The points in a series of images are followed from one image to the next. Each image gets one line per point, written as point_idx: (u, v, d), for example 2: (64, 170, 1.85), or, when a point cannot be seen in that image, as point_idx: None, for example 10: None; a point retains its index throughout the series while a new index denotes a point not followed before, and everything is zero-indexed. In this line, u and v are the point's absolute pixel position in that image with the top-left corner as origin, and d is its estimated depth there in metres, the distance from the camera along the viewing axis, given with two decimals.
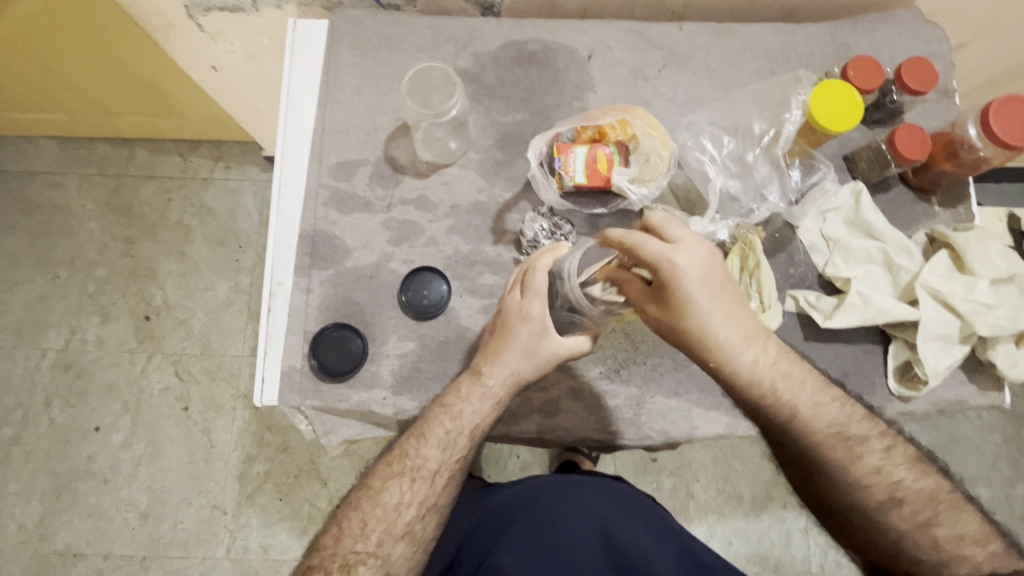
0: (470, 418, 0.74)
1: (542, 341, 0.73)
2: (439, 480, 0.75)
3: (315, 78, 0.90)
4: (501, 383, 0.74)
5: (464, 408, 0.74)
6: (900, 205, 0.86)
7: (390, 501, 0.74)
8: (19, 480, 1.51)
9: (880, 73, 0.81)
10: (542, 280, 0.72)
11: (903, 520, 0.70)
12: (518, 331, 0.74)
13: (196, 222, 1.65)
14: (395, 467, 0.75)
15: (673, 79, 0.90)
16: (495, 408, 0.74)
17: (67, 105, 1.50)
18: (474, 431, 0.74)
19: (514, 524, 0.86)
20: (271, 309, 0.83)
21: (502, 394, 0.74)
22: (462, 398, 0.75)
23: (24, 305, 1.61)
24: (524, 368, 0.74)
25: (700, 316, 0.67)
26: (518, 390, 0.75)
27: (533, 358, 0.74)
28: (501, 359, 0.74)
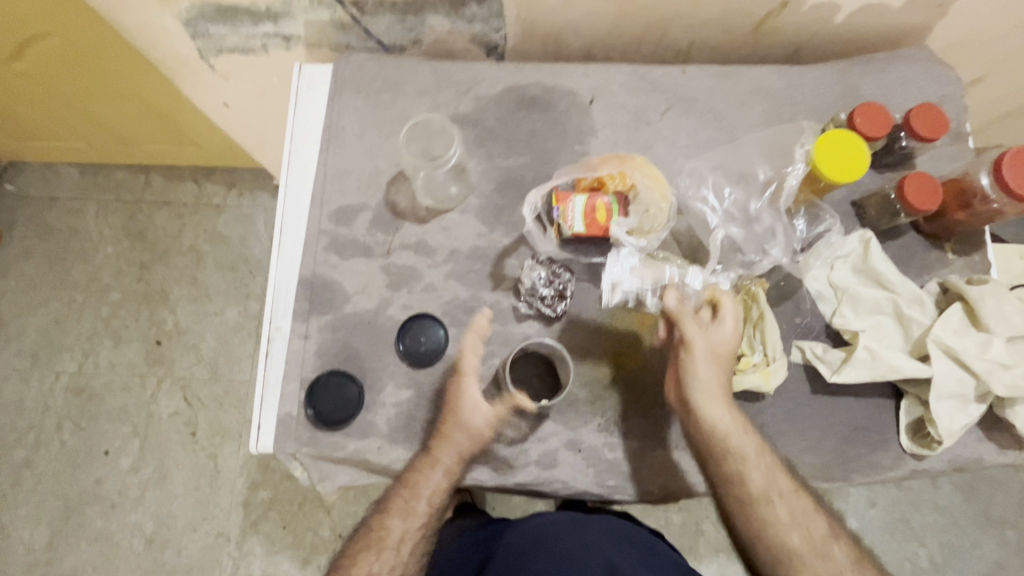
0: (428, 488, 0.75)
1: (483, 412, 0.76)
2: (405, 546, 0.76)
3: (318, 123, 0.91)
4: (451, 462, 0.75)
5: (424, 484, 0.75)
6: (911, 253, 0.84)
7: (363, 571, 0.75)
8: (28, 502, 1.53)
9: (886, 120, 0.79)
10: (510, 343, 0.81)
11: None
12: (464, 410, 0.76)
13: (208, 247, 1.68)
14: (365, 538, 0.76)
15: (676, 122, 0.89)
16: (452, 472, 0.75)
17: (88, 135, 1.54)
18: (432, 497, 0.75)
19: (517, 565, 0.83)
20: (269, 354, 0.83)
21: (456, 467, 0.76)
22: (418, 469, 0.76)
23: (40, 328, 1.64)
24: (471, 439, 0.75)
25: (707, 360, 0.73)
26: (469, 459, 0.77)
27: (478, 430, 0.76)
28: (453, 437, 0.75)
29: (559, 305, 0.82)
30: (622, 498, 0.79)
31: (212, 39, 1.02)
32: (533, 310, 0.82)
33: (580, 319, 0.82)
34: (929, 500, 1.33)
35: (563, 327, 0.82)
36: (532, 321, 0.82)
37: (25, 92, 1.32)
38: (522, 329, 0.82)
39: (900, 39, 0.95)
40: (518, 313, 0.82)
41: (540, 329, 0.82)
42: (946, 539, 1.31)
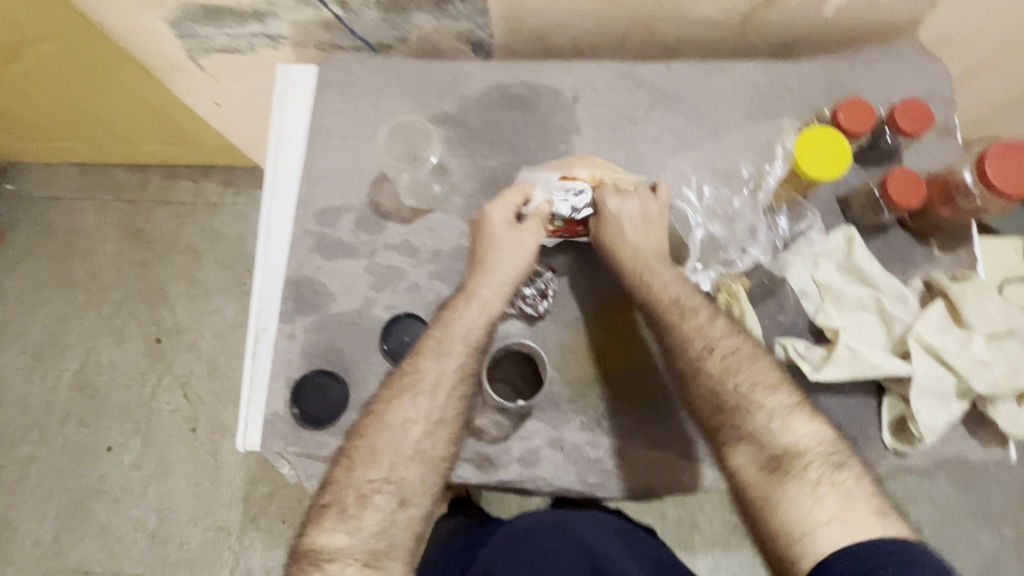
0: (418, 410, 0.73)
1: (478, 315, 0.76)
2: (400, 471, 0.71)
3: (304, 123, 0.92)
4: (415, 389, 0.73)
5: (382, 429, 0.72)
6: (896, 249, 0.83)
7: (359, 504, 0.69)
8: (35, 497, 1.56)
9: (871, 116, 0.78)
10: (528, 233, 0.79)
11: None
12: (432, 334, 0.76)
13: (206, 246, 1.69)
14: (347, 474, 0.70)
15: (660, 120, 0.89)
16: (442, 385, 0.74)
17: (86, 136, 1.55)
18: (423, 415, 0.73)
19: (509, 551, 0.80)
20: (256, 354, 0.84)
21: (424, 393, 0.73)
22: (401, 394, 0.73)
23: (43, 327, 1.66)
24: (465, 347, 0.75)
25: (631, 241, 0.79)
26: (463, 370, 0.75)
27: (472, 335, 0.76)
28: (418, 360, 0.75)
29: (542, 304, 0.82)
30: (604, 497, 0.79)
31: (199, 40, 1.02)
32: (515, 310, 0.82)
33: (563, 318, 0.83)
34: (926, 496, 1.33)
35: (546, 326, 0.82)
36: (515, 320, 0.82)
37: (23, 95, 1.33)
38: (504, 328, 0.82)
39: (889, 32, 0.93)
40: (501, 313, 0.82)
41: (523, 328, 0.82)
42: (943, 534, 1.30)
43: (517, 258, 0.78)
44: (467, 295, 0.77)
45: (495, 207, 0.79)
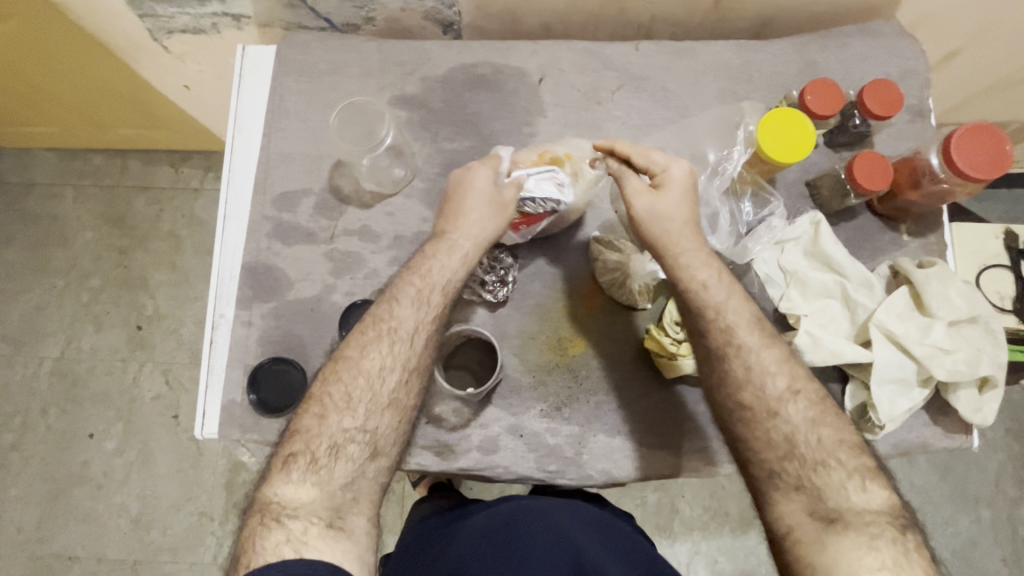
0: (387, 358, 0.69)
1: (450, 258, 0.73)
2: (371, 421, 0.68)
3: (262, 106, 0.89)
4: (391, 336, 0.70)
5: (356, 377, 0.68)
6: (864, 234, 0.82)
7: (324, 455, 0.65)
8: (17, 484, 1.52)
9: (839, 98, 0.76)
10: (512, 190, 0.73)
11: None
12: (410, 281, 0.72)
13: (187, 233, 1.64)
14: (309, 425, 0.66)
15: (627, 102, 0.87)
16: (417, 334, 0.71)
17: (59, 120, 1.49)
18: (394, 363, 0.69)
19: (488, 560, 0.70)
20: (213, 341, 0.82)
21: (400, 341, 0.70)
22: (373, 338, 0.70)
23: (22, 314, 1.61)
24: (438, 294, 0.72)
25: (679, 213, 0.71)
26: (434, 318, 0.72)
27: (443, 283, 0.72)
28: (395, 306, 0.71)
29: (502, 290, 0.81)
30: (564, 484, 0.79)
31: (160, 20, 0.99)
32: (475, 297, 0.81)
33: (525, 304, 0.82)
34: (908, 482, 1.31)
35: (507, 313, 0.81)
36: (476, 307, 0.81)
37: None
38: (465, 315, 0.81)
39: (865, 11, 0.91)
40: (462, 299, 0.81)
41: (484, 315, 0.81)
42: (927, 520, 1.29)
43: (495, 209, 0.73)
44: (442, 241, 0.74)
45: (482, 164, 0.75)
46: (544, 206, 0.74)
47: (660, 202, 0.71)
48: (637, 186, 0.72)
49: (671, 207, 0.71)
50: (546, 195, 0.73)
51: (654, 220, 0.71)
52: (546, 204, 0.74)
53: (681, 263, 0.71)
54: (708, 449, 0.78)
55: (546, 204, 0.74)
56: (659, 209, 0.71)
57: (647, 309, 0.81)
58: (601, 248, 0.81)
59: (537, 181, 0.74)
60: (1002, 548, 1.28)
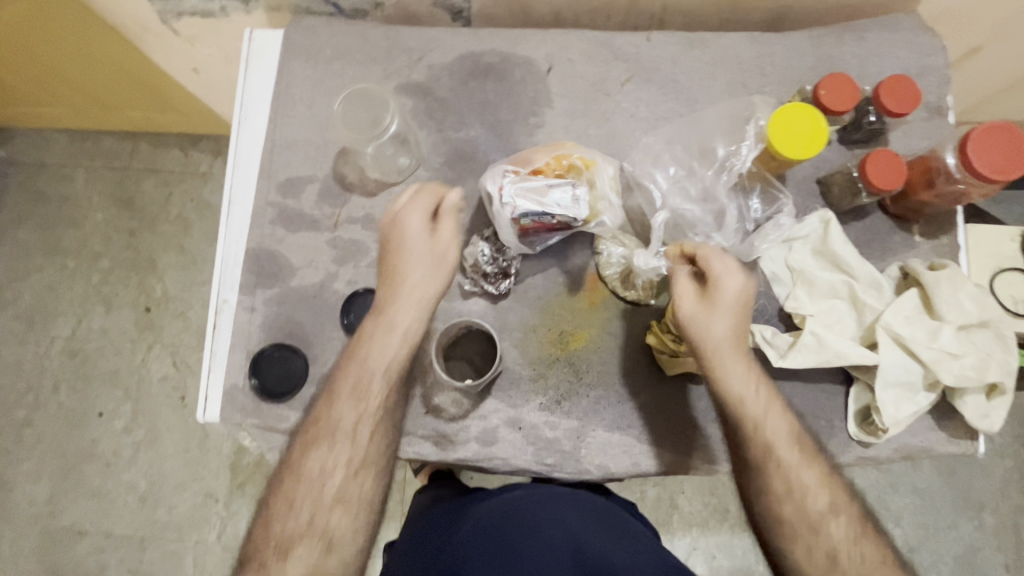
0: (337, 449, 0.69)
1: (389, 346, 0.70)
2: (324, 519, 0.68)
3: (268, 91, 0.89)
4: (334, 434, 0.70)
5: (298, 479, 0.69)
6: (875, 234, 0.80)
7: (279, 557, 0.67)
8: (30, 459, 1.55)
9: (853, 94, 0.74)
10: (443, 245, 0.70)
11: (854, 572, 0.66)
12: (349, 373, 0.70)
13: (196, 217, 1.64)
14: (270, 524, 0.68)
15: (635, 94, 0.86)
16: (360, 423, 0.70)
17: (70, 102, 1.50)
18: (342, 455, 0.69)
19: (493, 549, 0.69)
20: (216, 326, 0.83)
21: (343, 439, 0.70)
22: (313, 437, 0.70)
23: (35, 293, 1.63)
24: (378, 383, 0.70)
25: (725, 327, 0.68)
26: (377, 407, 0.71)
27: (381, 371, 0.70)
28: (335, 404, 0.70)
29: (504, 283, 0.80)
30: (562, 477, 0.79)
31: (169, 2, 0.98)
32: (477, 288, 0.80)
33: (527, 297, 0.81)
34: (911, 484, 1.30)
35: (508, 305, 0.81)
36: (478, 299, 0.81)
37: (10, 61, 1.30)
38: (466, 306, 0.81)
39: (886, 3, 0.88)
40: (464, 290, 0.81)
41: (485, 307, 0.81)
42: (927, 522, 1.28)
43: (433, 271, 0.70)
44: (379, 321, 0.70)
45: (410, 214, 0.70)
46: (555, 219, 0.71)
47: (706, 318, 0.68)
48: (684, 292, 0.69)
49: (718, 323, 0.68)
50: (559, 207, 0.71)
51: (700, 336, 0.68)
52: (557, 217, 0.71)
53: (726, 376, 0.68)
54: (707, 445, 0.78)
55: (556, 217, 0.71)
56: (704, 325, 0.68)
57: (650, 306, 0.81)
58: (606, 244, 0.81)
59: (551, 190, 0.71)
60: (1005, 553, 1.27)
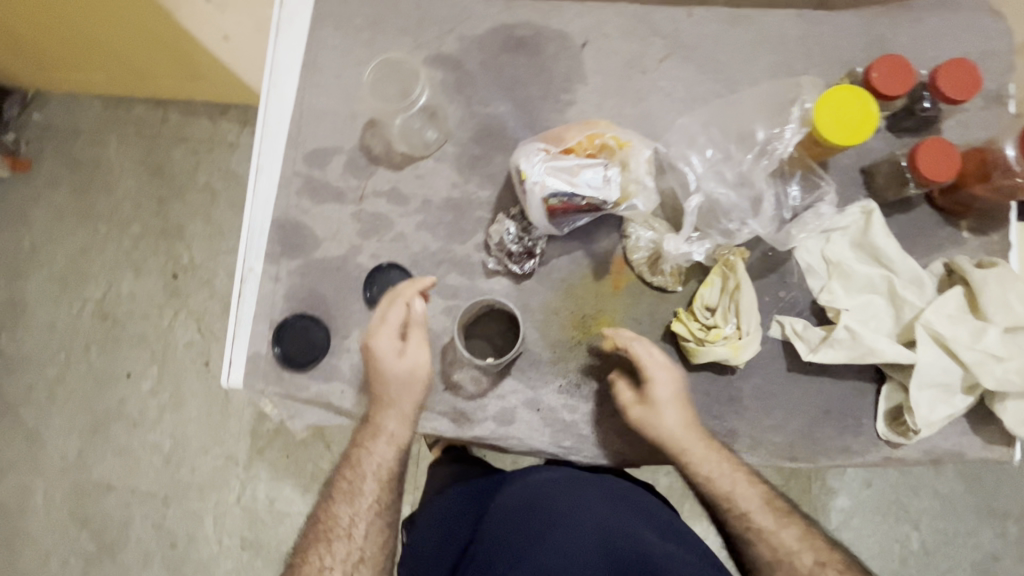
0: (340, 546, 0.70)
1: (383, 442, 0.73)
2: None
3: (298, 57, 0.87)
4: (333, 535, 0.71)
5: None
6: (919, 229, 0.77)
7: None
8: (61, 414, 1.56)
9: (909, 78, 0.70)
10: (413, 360, 0.73)
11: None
12: (345, 474, 0.74)
13: (222, 186, 1.61)
14: None
15: (673, 72, 0.82)
16: (358, 517, 0.71)
17: (103, 66, 1.46)
18: (343, 553, 0.70)
19: (518, 547, 0.67)
20: (241, 294, 0.83)
21: (339, 538, 0.71)
22: (311, 550, 0.70)
23: (67, 255, 1.62)
24: (373, 478, 0.72)
25: (674, 419, 0.71)
26: (374, 505, 0.72)
27: (374, 465, 0.73)
28: (333, 506, 0.72)
29: (528, 262, 0.79)
30: (578, 461, 0.78)
31: None
32: (501, 267, 0.80)
33: (550, 278, 0.79)
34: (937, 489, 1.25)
35: (531, 286, 0.80)
36: (501, 278, 0.80)
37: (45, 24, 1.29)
38: (489, 285, 0.80)
39: None
40: (488, 268, 0.80)
41: (508, 286, 0.80)
42: (948, 528, 1.24)
43: (409, 383, 0.73)
44: (369, 428, 0.74)
45: (380, 335, 0.73)
46: (583, 200, 0.69)
47: (651, 413, 0.71)
48: (628, 396, 0.73)
49: (665, 416, 0.71)
50: (589, 188, 0.68)
51: (652, 433, 0.71)
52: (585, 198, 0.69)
53: (685, 465, 0.70)
54: (730, 437, 0.76)
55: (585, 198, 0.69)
56: (650, 419, 0.71)
57: (677, 293, 0.78)
58: (635, 227, 0.78)
59: (581, 171, 0.69)
60: None
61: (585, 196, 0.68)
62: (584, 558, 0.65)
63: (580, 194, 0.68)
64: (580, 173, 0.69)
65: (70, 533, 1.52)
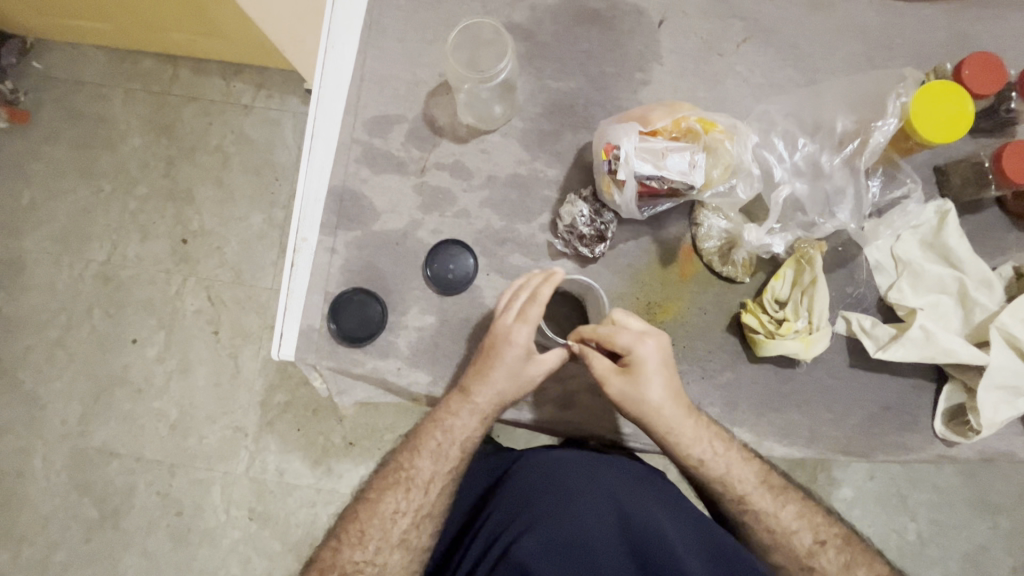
0: (417, 493, 0.70)
1: (479, 416, 0.70)
2: (383, 558, 0.68)
3: (358, 17, 0.82)
4: (410, 484, 0.70)
5: (372, 517, 0.69)
6: (988, 231, 0.77)
7: None
8: (62, 378, 1.36)
9: (1000, 77, 0.69)
10: (538, 369, 0.70)
11: (836, 566, 0.68)
12: (429, 434, 0.71)
13: (235, 149, 1.39)
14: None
15: (750, 57, 0.80)
16: (440, 468, 0.71)
17: (106, 15, 1.25)
18: (418, 502, 0.70)
19: (531, 517, 0.67)
20: (294, 264, 0.79)
21: (416, 489, 0.70)
22: (388, 494, 0.70)
23: (69, 214, 1.40)
24: (459, 442, 0.71)
25: (660, 393, 0.67)
26: (456, 460, 0.71)
27: (461, 430, 0.71)
28: (415, 457, 0.71)
29: (598, 247, 0.76)
30: (635, 447, 0.78)
31: None
32: (569, 249, 0.78)
33: (616, 264, 0.78)
34: (992, 499, 1.16)
35: (597, 270, 0.78)
36: (567, 260, 0.78)
37: None
38: (555, 267, 0.78)
39: None
40: (553, 249, 0.78)
41: (574, 269, 0.78)
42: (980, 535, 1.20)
43: (518, 387, 0.70)
44: (466, 402, 0.70)
45: (518, 332, 0.69)
46: (664, 186, 0.67)
47: (634, 388, 0.67)
48: (605, 370, 0.68)
49: (650, 391, 0.66)
50: (674, 171, 0.67)
51: (633, 409, 0.68)
52: (669, 184, 0.67)
53: (679, 447, 0.68)
54: (790, 429, 0.76)
55: (669, 185, 0.67)
56: (637, 396, 0.67)
57: (745, 284, 0.77)
58: (707, 215, 0.77)
59: (669, 155, 0.67)
60: None
61: (668, 181, 0.67)
62: (600, 525, 0.66)
63: (664, 179, 0.67)
64: (667, 155, 0.67)
65: (70, 499, 1.33)
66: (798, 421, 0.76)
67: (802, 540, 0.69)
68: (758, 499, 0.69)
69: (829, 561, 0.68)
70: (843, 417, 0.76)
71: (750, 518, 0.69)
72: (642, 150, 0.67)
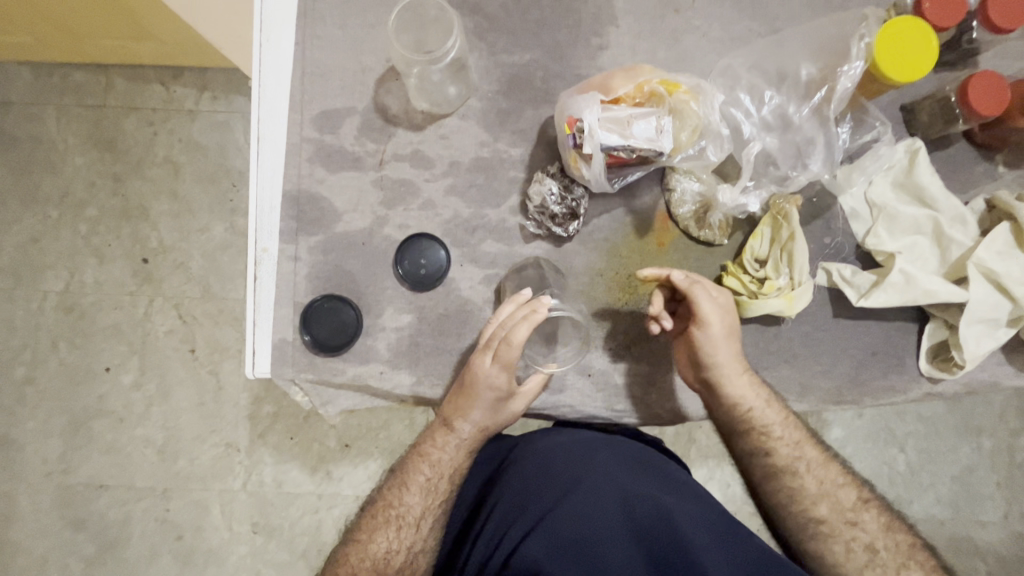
0: (408, 530, 0.68)
1: (463, 448, 0.71)
2: None
3: (292, 6, 0.77)
4: (400, 522, 0.69)
5: (362, 560, 0.67)
6: (956, 166, 0.76)
7: None
8: (35, 416, 1.30)
9: (959, 6, 0.67)
10: (517, 402, 0.70)
11: (878, 526, 0.66)
12: (417, 468, 0.70)
13: (185, 158, 1.31)
14: None
15: (709, 10, 0.77)
16: (431, 502, 0.69)
17: (23, 28, 1.15)
18: (409, 539, 0.68)
19: (534, 514, 0.66)
20: (257, 278, 0.75)
21: (407, 526, 0.69)
22: (377, 534, 0.68)
23: (16, 245, 1.32)
24: (447, 475, 0.70)
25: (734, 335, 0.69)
26: (445, 491, 0.70)
27: (449, 461, 0.70)
28: (404, 492, 0.69)
29: (571, 225, 0.74)
30: (630, 424, 0.77)
31: None
32: (542, 230, 0.75)
33: (592, 240, 0.76)
34: (977, 423, 1.20)
35: (574, 248, 0.76)
36: (542, 242, 0.76)
37: None
38: (530, 250, 0.76)
39: None
40: (526, 232, 0.76)
41: (549, 250, 0.76)
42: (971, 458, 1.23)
43: (498, 420, 0.71)
44: (450, 435, 0.70)
45: (496, 374, 0.67)
46: (632, 154, 0.65)
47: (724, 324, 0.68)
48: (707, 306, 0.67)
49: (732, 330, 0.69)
50: (641, 138, 0.64)
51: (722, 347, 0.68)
52: (637, 152, 0.65)
53: (750, 392, 0.69)
54: (782, 386, 0.76)
55: (637, 152, 0.65)
56: (727, 329, 0.68)
57: (724, 246, 0.76)
58: (679, 178, 0.75)
59: (634, 121, 0.64)
60: None
61: (635, 149, 0.64)
62: (602, 515, 0.64)
63: (632, 147, 0.64)
64: (631, 122, 0.64)
65: (63, 537, 1.29)
66: (789, 378, 0.76)
67: (848, 494, 0.68)
68: (807, 450, 0.69)
69: (871, 519, 0.66)
70: (831, 367, 0.76)
71: (801, 469, 0.68)
72: (605, 119, 0.64)
